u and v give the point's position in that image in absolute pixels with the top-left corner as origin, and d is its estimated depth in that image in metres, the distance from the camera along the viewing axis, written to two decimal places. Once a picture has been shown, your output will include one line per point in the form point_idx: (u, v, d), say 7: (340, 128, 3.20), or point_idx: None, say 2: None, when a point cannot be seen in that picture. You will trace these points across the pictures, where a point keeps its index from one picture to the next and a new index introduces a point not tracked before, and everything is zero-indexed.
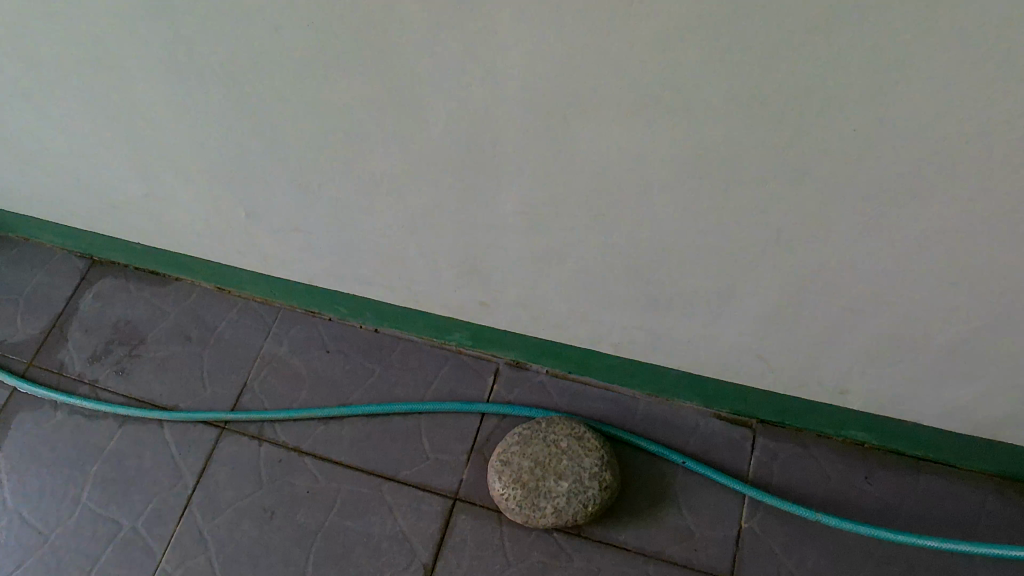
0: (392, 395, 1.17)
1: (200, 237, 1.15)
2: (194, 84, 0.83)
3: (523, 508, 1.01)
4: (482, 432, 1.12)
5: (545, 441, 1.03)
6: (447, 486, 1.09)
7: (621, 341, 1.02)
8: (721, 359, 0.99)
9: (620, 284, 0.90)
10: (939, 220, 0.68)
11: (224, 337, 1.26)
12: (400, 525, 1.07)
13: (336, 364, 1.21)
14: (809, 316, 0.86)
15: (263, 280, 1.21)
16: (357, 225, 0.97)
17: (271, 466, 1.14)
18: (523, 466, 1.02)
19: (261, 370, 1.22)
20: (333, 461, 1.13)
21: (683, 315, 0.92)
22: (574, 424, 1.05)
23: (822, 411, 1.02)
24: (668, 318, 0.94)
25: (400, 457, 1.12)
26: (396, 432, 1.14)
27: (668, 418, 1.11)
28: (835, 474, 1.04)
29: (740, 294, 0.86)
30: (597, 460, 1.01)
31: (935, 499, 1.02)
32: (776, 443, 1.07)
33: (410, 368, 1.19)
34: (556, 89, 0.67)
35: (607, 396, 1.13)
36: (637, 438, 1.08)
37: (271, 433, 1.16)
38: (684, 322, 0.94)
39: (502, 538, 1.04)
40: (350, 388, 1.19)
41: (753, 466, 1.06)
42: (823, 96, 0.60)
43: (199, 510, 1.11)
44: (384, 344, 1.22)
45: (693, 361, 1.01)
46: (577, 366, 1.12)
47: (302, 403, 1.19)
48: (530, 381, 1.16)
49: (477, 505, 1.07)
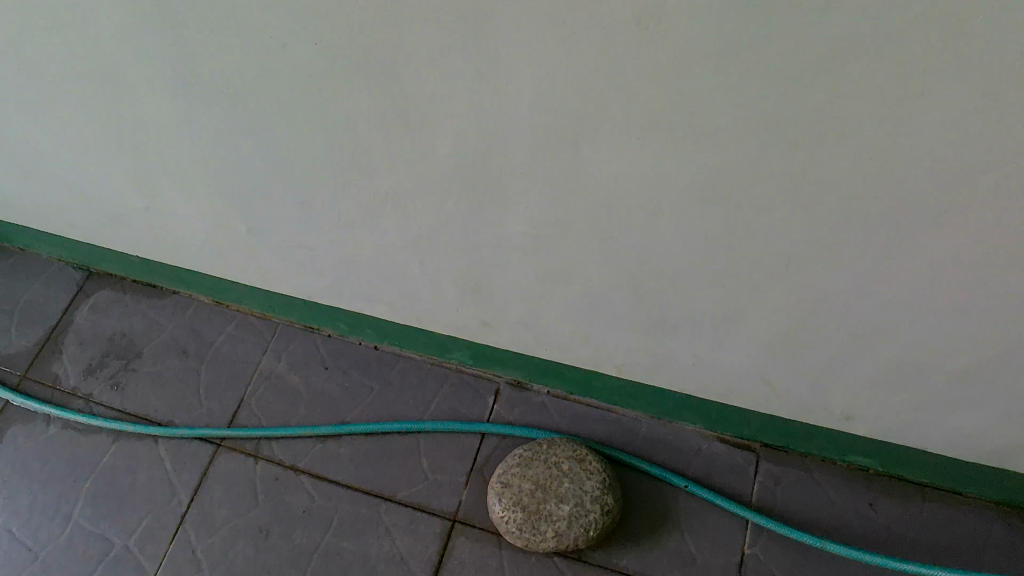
0: (391, 413, 1.16)
1: (200, 250, 1.14)
2: (200, 99, 0.82)
3: (523, 531, 0.99)
4: (481, 452, 1.11)
5: (546, 463, 1.02)
6: (446, 507, 1.07)
7: (624, 363, 1.01)
8: (726, 383, 0.97)
9: (624, 306, 0.90)
10: (952, 249, 0.67)
11: (222, 351, 1.24)
12: (397, 547, 1.05)
13: (335, 381, 1.20)
14: (817, 342, 0.85)
15: (263, 295, 1.20)
16: (358, 243, 0.96)
17: (267, 483, 1.12)
18: (524, 488, 1.00)
19: (258, 386, 1.21)
20: (329, 480, 1.11)
21: (687, 338, 0.92)
22: (575, 446, 1.04)
23: (827, 436, 1.01)
24: (672, 340, 0.93)
25: (398, 477, 1.10)
26: (394, 451, 1.13)
27: (671, 440, 1.09)
28: (839, 500, 1.03)
29: (748, 319, 0.85)
30: (598, 484, 1.00)
31: (940, 527, 1.00)
32: (780, 468, 1.05)
33: (410, 386, 1.18)
34: (564, 110, 0.66)
35: (608, 417, 1.12)
36: (639, 461, 1.06)
37: (268, 451, 1.15)
38: (689, 345, 0.93)
39: (501, 561, 1.03)
40: (349, 406, 1.17)
41: (756, 491, 1.04)
42: (839, 119, 0.59)
43: (193, 529, 1.09)
44: (384, 361, 1.21)
45: (696, 383, 1.00)
46: (579, 387, 1.11)
47: (299, 419, 1.17)
48: (530, 401, 1.14)
49: (476, 527, 1.05)
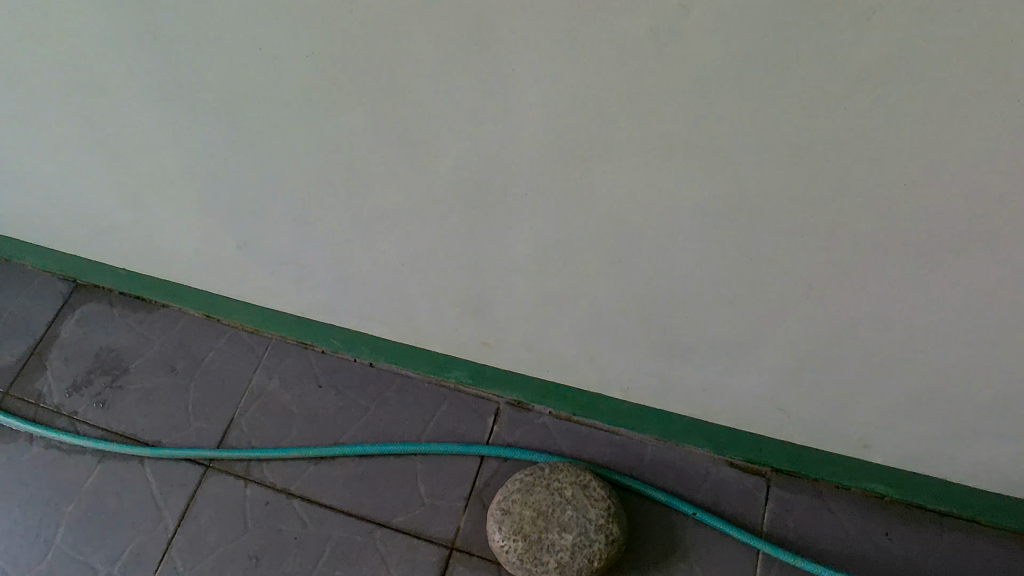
0: (386, 434, 1.12)
1: (189, 265, 1.09)
2: (188, 113, 0.78)
3: (525, 562, 0.95)
4: (481, 476, 1.06)
5: (548, 489, 0.98)
6: (443, 534, 1.03)
7: (631, 386, 0.97)
8: (736, 409, 0.93)
9: (633, 329, 0.85)
10: (986, 278, 0.63)
11: (212, 368, 1.20)
12: None
13: (329, 400, 1.16)
14: (835, 369, 0.81)
15: (254, 310, 1.16)
16: (355, 261, 0.92)
17: (257, 508, 1.07)
18: (525, 516, 0.96)
19: (249, 405, 1.17)
20: (322, 504, 1.07)
21: (697, 363, 0.87)
22: (579, 471, 1.00)
23: (842, 463, 0.96)
24: (681, 364, 0.89)
25: (394, 502, 1.06)
26: (390, 474, 1.08)
27: (677, 465, 1.05)
28: (853, 529, 0.98)
29: (763, 344, 0.81)
30: (603, 511, 0.96)
31: (959, 558, 0.96)
32: (792, 495, 1.01)
33: (406, 406, 1.14)
34: (574, 130, 0.62)
35: (612, 439, 1.07)
36: (644, 486, 1.02)
37: (259, 473, 1.10)
38: (699, 370, 0.88)
39: None
40: (343, 426, 1.13)
41: (767, 519, 1.00)
42: (869, 144, 0.55)
43: (179, 555, 1.05)
44: (380, 379, 1.16)
45: (705, 408, 0.96)
46: (582, 409, 1.06)
47: (291, 440, 1.13)
48: (532, 422, 1.10)
49: (475, 556, 1.01)
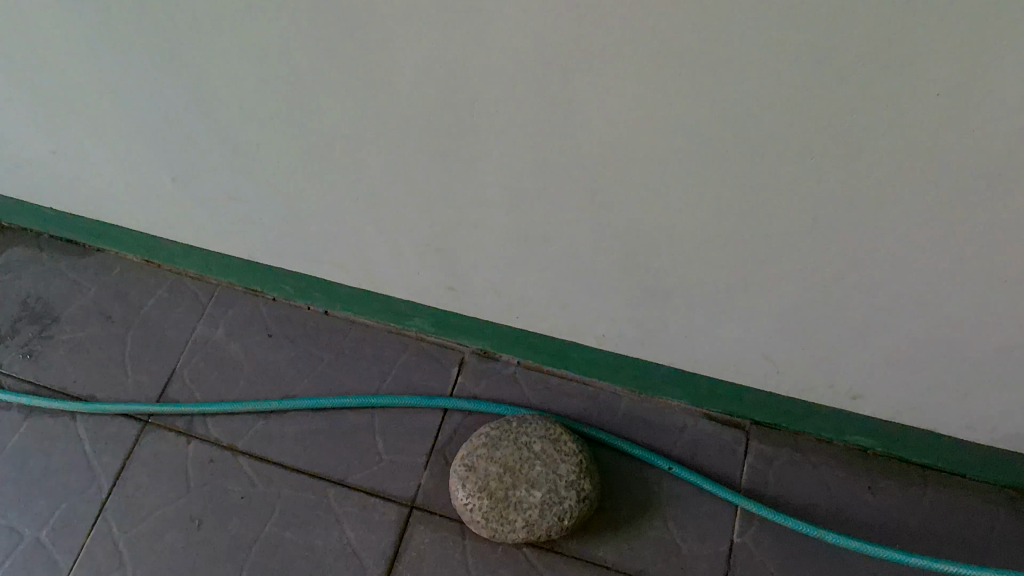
0: (342, 387, 1.04)
1: (121, 203, 0.99)
2: (104, 21, 0.67)
3: (490, 521, 0.88)
4: (443, 430, 1.00)
5: (515, 444, 0.91)
6: (403, 492, 0.96)
7: (607, 335, 0.89)
8: (721, 359, 0.86)
9: (613, 276, 0.78)
10: (1013, 215, 0.56)
11: (151, 317, 1.10)
12: (347, 537, 0.94)
13: (279, 350, 1.07)
14: (832, 316, 0.74)
15: (197, 253, 1.06)
16: (305, 197, 0.83)
17: (200, 466, 0.99)
18: (490, 473, 0.90)
19: (192, 356, 1.07)
20: (271, 462, 0.99)
21: (680, 311, 0.80)
22: (548, 424, 0.93)
23: (827, 415, 0.91)
24: (663, 313, 0.81)
25: (350, 459, 0.99)
26: (346, 429, 1.01)
27: (652, 418, 0.99)
28: (836, 484, 0.94)
29: (755, 291, 0.74)
30: (574, 467, 0.90)
31: (943, 514, 0.92)
32: (772, 449, 0.96)
33: (364, 357, 1.06)
34: (552, 38, 0.53)
35: (584, 391, 1.01)
36: (618, 441, 0.96)
37: (202, 429, 1.02)
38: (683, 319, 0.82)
39: (464, 554, 0.92)
40: (294, 379, 1.05)
41: (746, 474, 0.94)
42: (901, 53, 0.46)
43: (115, 518, 0.97)
44: (335, 329, 1.08)
45: (686, 359, 0.88)
46: (554, 360, 0.99)
47: (237, 394, 1.04)
48: (498, 374, 1.03)
49: (437, 515, 0.95)
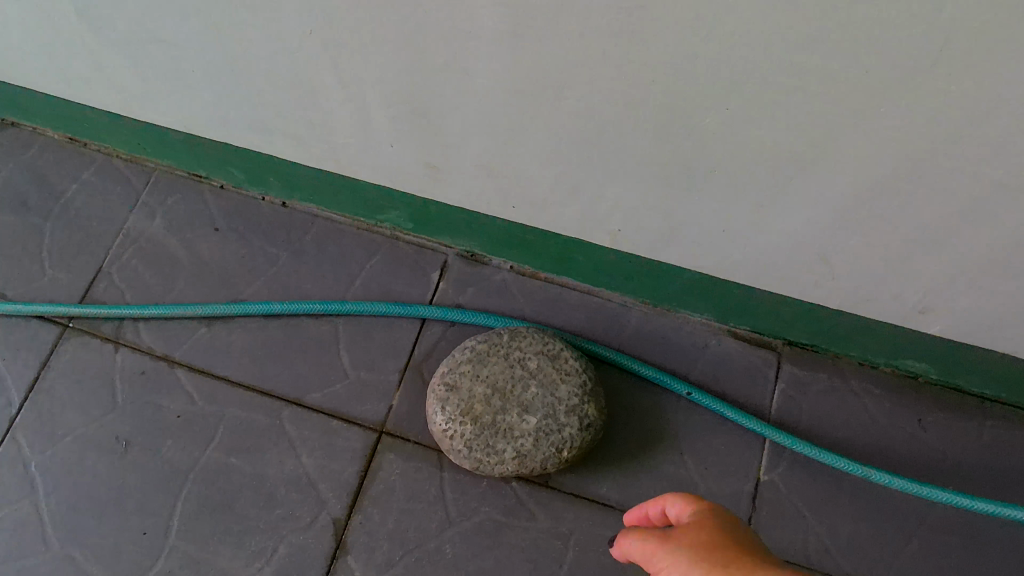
0: (301, 291, 0.87)
1: (19, 56, 0.78)
2: None
3: (474, 451, 0.74)
4: (420, 344, 0.84)
5: (507, 360, 0.76)
6: (371, 415, 0.81)
7: (624, 232, 0.71)
8: (764, 267, 0.69)
9: (642, 172, 0.61)
10: None
11: (74, 204, 0.92)
12: (303, 466, 0.79)
13: (227, 247, 0.90)
14: (934, 209, 0.55)
15: (124, 127, 0.87)
16: (238, 42, 0.63)
17: (130, 379, 0.83)
18: (476, 394, 0.75)
19: (122, 251, 0.90)
20: (215, 376, 0.84)
21: (730, 198, 0.61)
22: (546, 338, 0.78)
23: (881, 336, 0.76)
24: (699, 216, 0.65)
25: (309, 375, 0.83)
26: (304, 341, 0.85)
27: (668, 335, 0.84)
28: (880, 416, 0.80)
29: (827, 191, 0.57)
30: (576, 389, 0.75)
31: (1004, 453, 0.78)
32: (808, 374, 0.82)
33: (328, 259, 0.89)
34: None
35: (588, 303, 0.86)
36: (628, 360, 0.81)
37: (133, 336, 0.85)
38: (723, 225, 0.65)
39: (442, 487, 0.78)
40: (244, 280, 0.88)
41: (776, 403, 0.80)
42: None
43: (26, 438, 0.81)
44: (294, 225, 0.91)
45: (721, 263, 0.71)
46: (554, 265, 0.83)
47: (176, 296, 0.88)
48: (487, 280, 0.87)
49: (410, 442, 0.80)
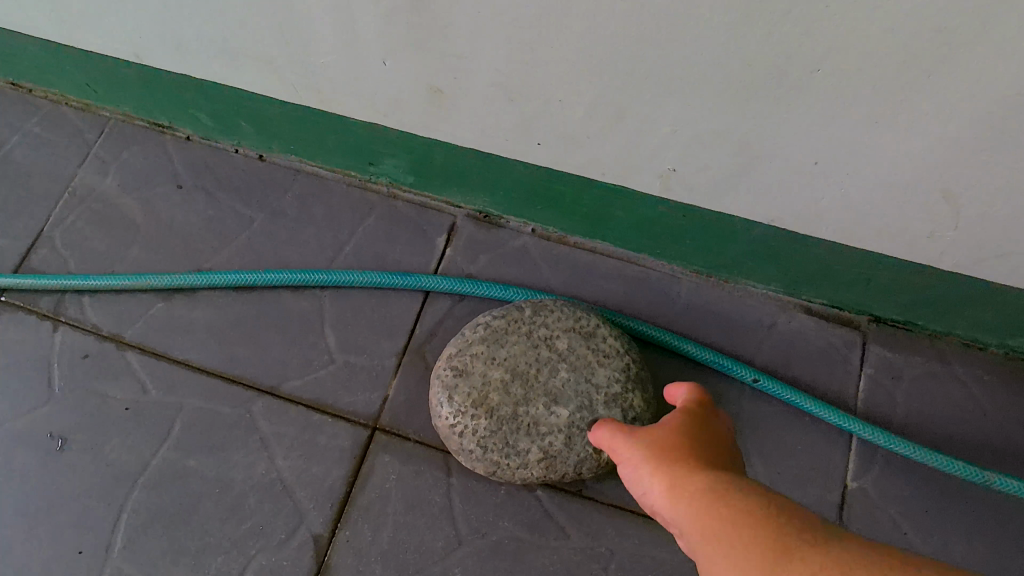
0: (279, 259, 0.73)
1: None
2: None
3: (489, 452, 0.59)
4: (423, 322, 0.69)
5: (530, 340, 0.62)
6: (362, 408, 0.66)
7: (682, 175, 0.56)
8: (861, 213, 0.54)
9: (711, 80, 0.46)
10: None
11: (12, 159, 0.78)
12: (278, 470, 0.65)
13: (193, 208, 0.75)
14: None
15: (66, 63, 0.72)
16: None
17: (71, 364, 0.69)
18: (491, 381, 0.60)
19: (67, 212, 0.75)
20: (174, 361, 0.69)
21: (835, 113, 0.45)
22: (578, 312, 0.63)
23: (1002, 309, 0.60)
24: (787, 146, 0.49)
25: (287, 359, 0.69)
26: (282, 318, 0.70)
27: (726, 310, 0.69)
28: (992, 408, 0.65)
29: (978, 94, 0.41)
30: (617, 375, 0.60)
31: None
32: (899, 356, 0.67)
33: (313, 221, 0.74)
34: None
35: (627, 273, 0.71)
36: (678, 340, 0.66)
37: (77, 313, 0.71)
38: (815, 155, 0.49)
39: (448, 496, 0.63)
40: (212, 247, 0.73)
41: (861, 392, 0.65)
42: None
43: None
44: (272, 181, 0.76)
45: (806, 214, 0.56)
46: (586, 224, 0.68)
47: (130, 266, 0.73)
48: (504, 246, 0.72)
49: (410, 440, 0.65)
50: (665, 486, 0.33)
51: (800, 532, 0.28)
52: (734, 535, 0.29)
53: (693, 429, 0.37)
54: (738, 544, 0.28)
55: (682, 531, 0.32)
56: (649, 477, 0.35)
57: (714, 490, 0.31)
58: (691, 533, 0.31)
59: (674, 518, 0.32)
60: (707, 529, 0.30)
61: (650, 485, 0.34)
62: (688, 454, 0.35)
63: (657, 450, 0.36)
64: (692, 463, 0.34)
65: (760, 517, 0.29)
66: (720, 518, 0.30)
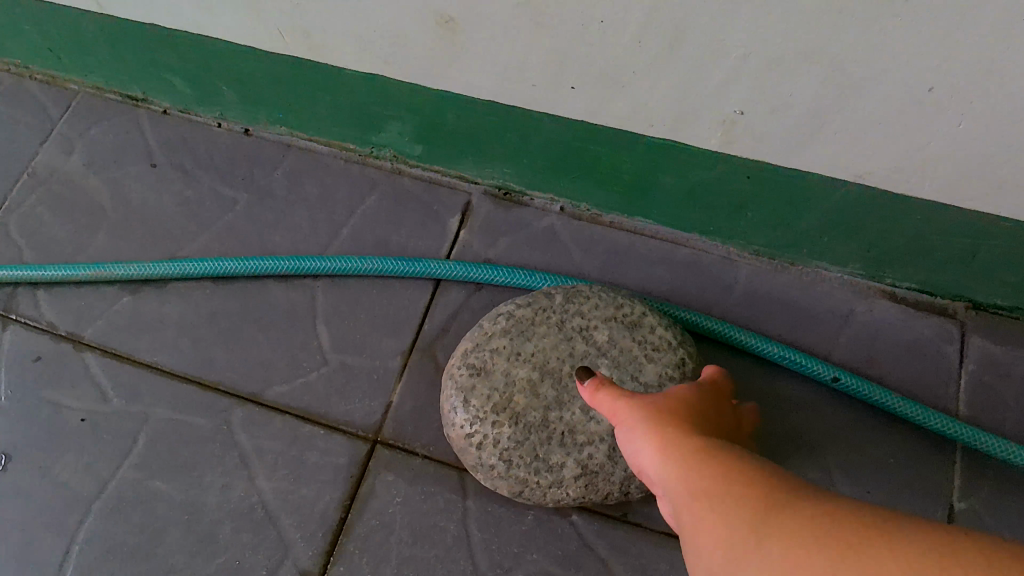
0: (265, 246, 0.62)
1: None
2: None
3: (515, 469, 0.48)
4: (433, 315, 0.59)
5: (563, 332, 0.51)
6: (361, 417, 0.56)
7: (750, 114, 0.45)
8: (980, 159, 0.43)
9: None
10: None
11: None
12: (260, 492, 0.54)
13: (168, 190, 0.65)
14: None
15: (23, 22, 0.63)
16: None
17: (20, 369, 0.59)
18: (517, 382, 0.49)
19: (24, 196, 0.65)
20: (140, 364, 0.59)
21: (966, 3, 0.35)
22: (619, 298, 0.52)
23: None
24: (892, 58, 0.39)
25: (273, 360, 0.58)
26: (269, 313, 0.60)
27: (792, 298, 0.58)
28: None
29: None
30: (670, 372, 0.49)
31: None
32: (1006, 350, 0.55)
33: (306, 201, 0.64)
34: None
35: (673, 256, 0.60)
36: (739, 331, 0.55)
37: (30, 309, 0.61)
38: (928, 80, 0.40)
39: (464, 523, 0.52)
40: (189, 232, 0.63)
41: (963, 393, 0.54)
42: None
43: None
44: (260, 158, 0.66)
45: (905, 158, 0.45)
46: (625, 196, 0.58)
47: (94, 255, 0.63)
48: (528, 226, 0.62)
49: (417, 455, 0.54)
50: (657, 448, 0.30)
51: (801, 496, 0.25)
52: (728, 498, 0.26)
53: (692, 400, 0.34)
54: (733, 507, 0.25)
55: (670, 498, 0.28)
56: (638, 440, 0.32)
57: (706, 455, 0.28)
58: (682, 495, 0.28)
59: (664, 484, 0.29)
60: (697, 493, 0.27)
61: (639, 447, 0.32)
62: (680, 421, 0.32)
63: (647, 414, 0.32)
64: (690, 428, 0.31)
65: (760, 480, 0.26)
66: (715, 478, 0.27)
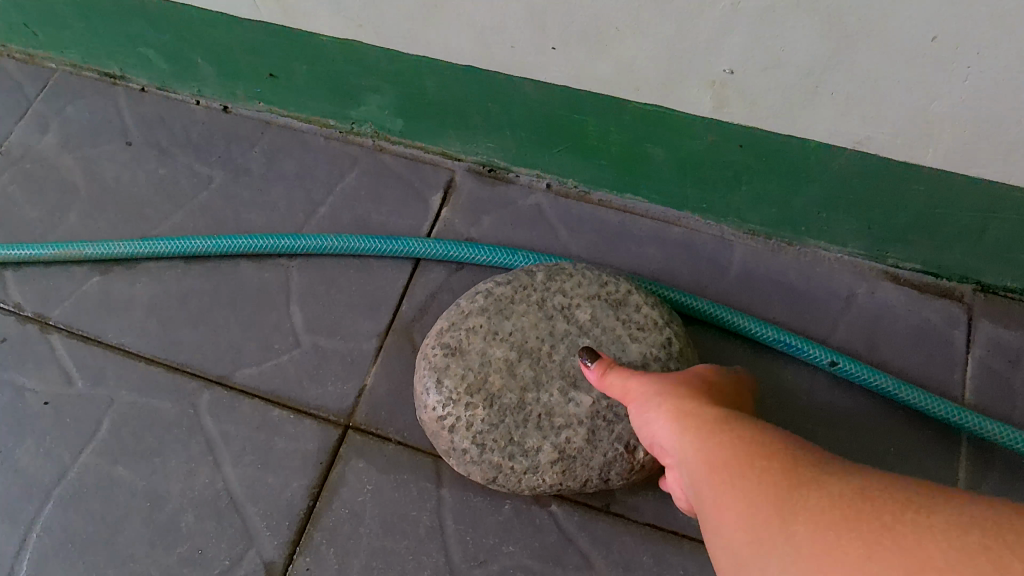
0: (240, 224, 0.60)
1: None
2: None
3: (489, 454, 0.45)
4: (411, 296, 0.56)
5: (543, 310, 0.48)
6: (332, 401, 0.53)
7: (741, 74, 0.42)
8: (990, 119, 0.40)
9: None
10: None
11: None
12: (225, 479, 0.51)
13: (143, 168, 0.63)
14: None
15: None
16: None
17: None
18: (492, 362, 0.46)
19: None
20: (106, 345, 0.56)
21: None
22: (604, 276, 0.49)
23: None
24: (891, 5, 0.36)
25: (244, 342, 0.55)
26: (241, 294, 0.57)
27: (791, 279, 0.54)
28: None
29: None
30: (655, 352, 0.46)
31: None
32: (1019, 335, 0.51)
33: (283, 179, 0.61)
34: None
35: (665, 235, 0.57)
36: (733, 313, 0.52)
37: None
38: (930, 27, 0.36)
39: (437, 512, 0.49)
40: (162, 211, 0.61)
41: (972, 380, 0.50)
42: None
43: None
44: (238, 135, 0.64)
45: (908, 121, 0.42)
46: (614, 171, 0.55)
47: (64, 235, 0.61)
48: (512, 204, 0.59)
49: (390, 441, 0.51)
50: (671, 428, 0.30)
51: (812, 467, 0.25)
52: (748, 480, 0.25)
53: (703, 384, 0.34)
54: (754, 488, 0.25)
55: (688, 471, 0.29)
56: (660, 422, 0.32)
57: (725, 428, 0.28)
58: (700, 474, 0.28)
59: (681, 458, 0.29)
60: (713, 464, 0.27)
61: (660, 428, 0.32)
62: (702, 399, 0.32)
63: (670, 391, 0.33)
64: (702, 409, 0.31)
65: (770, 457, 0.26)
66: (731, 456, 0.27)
